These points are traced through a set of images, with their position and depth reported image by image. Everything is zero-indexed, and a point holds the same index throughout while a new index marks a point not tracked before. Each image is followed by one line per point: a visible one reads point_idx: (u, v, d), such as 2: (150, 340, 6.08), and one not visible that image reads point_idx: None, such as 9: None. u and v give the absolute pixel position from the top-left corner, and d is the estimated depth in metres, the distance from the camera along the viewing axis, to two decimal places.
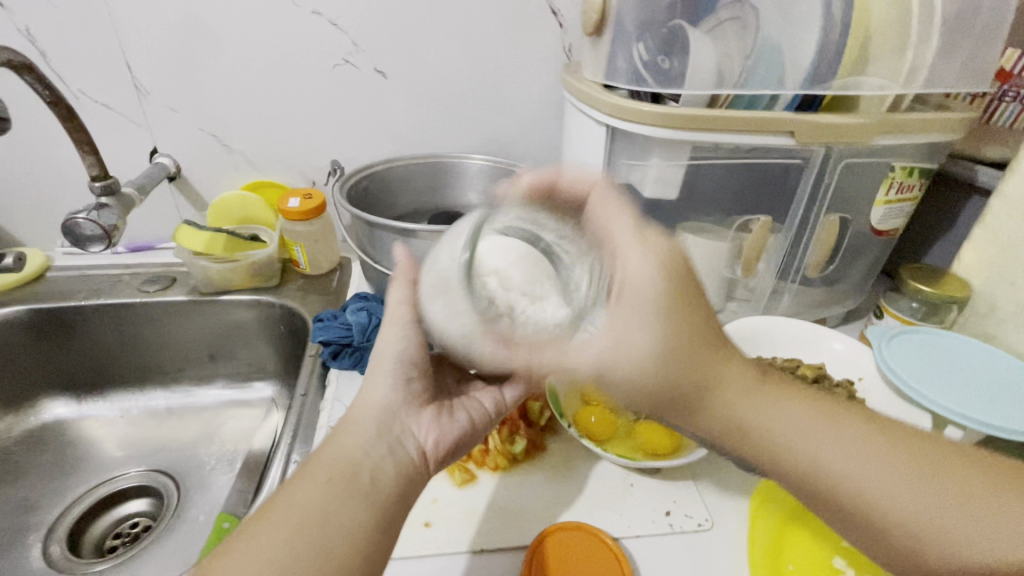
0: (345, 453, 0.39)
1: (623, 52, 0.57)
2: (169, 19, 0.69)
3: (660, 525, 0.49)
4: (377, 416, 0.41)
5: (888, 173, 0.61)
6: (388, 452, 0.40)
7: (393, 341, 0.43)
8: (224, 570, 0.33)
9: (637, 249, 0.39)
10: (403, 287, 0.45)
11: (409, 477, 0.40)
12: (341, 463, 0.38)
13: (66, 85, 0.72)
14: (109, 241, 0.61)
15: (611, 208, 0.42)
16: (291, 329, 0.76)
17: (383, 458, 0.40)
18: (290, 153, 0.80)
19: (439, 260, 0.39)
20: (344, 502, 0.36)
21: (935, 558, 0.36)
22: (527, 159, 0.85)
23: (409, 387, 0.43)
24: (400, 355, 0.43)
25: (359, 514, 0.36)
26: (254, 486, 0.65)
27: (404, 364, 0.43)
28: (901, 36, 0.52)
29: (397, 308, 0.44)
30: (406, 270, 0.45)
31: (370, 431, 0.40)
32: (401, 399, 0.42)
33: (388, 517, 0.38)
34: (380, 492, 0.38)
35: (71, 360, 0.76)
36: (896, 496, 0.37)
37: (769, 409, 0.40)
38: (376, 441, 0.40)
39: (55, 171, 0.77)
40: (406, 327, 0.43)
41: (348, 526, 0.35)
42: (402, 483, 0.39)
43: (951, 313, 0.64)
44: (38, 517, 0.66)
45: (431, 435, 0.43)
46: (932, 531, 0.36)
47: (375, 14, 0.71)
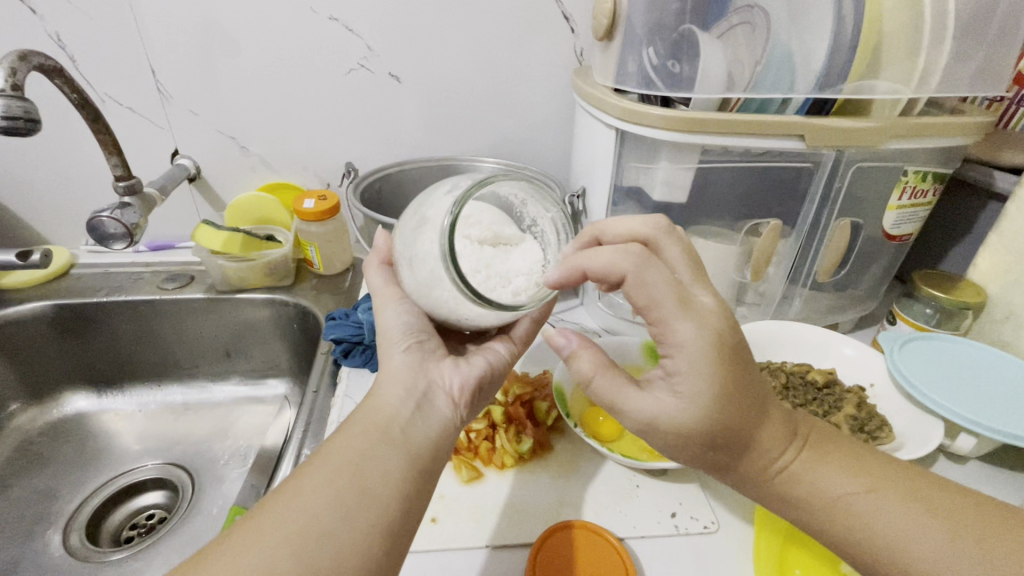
0: (375, 412, 0.39)
1: (633, 56, 0.58)
2: (192, 25, 0.71)
3: (665, 526, 0.49)
4: (403, 372, 0.41)
5: (901, 177, 0.61)
6: (418, 405, 0.40)
7: (395, 312, 0.44)
8: (270, 515, 0.34)
9: (686, 321, 0.35)
10: (380, 270, 0.47)
11: (442, 424, 0.40)
12: (371, 422, 0.38)
13: (93, 89, 0.74)
14: (131, 239, 0.63)
15: (663, 279, 0.36)
16: (304, 328, 0.78)
17: (413, 413, 0.40)
18: (305, 155, 0.82)
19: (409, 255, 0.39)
20: (376, 455, 0.37)
21: None
22: (538, 162, 0.86)
23: (425, 346, 0.43)
24: (405, 326, 0.43)
25: (393, 468, 0.37)
26: (266, 480, 0.66)
27: (413, 330, 0.43)
28: (915, 38, 0.52)
29: (383, 288, 0.46)
30: (383, 255, 0.48)
31: (397, 389, 0.40)
32: (422, 356, 0.42)
33: (422, 466, 0.38)
34: (413, 444, 0.38)
35: (92, 354, 0.79)
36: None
37: (812, 469, 0.38)
38: (406, 397, 0.40)
39: (81, 171, 0.79)
40: (398, 301, 0.45)
41: (382, 477, 0.36)
42: (435, 434, 0.40)
43: (966, 320, 0.63)
44: (58, 506, 0.68)
45: (456, 377, 0.42)
46: None
47: (390, 20, 0.72)
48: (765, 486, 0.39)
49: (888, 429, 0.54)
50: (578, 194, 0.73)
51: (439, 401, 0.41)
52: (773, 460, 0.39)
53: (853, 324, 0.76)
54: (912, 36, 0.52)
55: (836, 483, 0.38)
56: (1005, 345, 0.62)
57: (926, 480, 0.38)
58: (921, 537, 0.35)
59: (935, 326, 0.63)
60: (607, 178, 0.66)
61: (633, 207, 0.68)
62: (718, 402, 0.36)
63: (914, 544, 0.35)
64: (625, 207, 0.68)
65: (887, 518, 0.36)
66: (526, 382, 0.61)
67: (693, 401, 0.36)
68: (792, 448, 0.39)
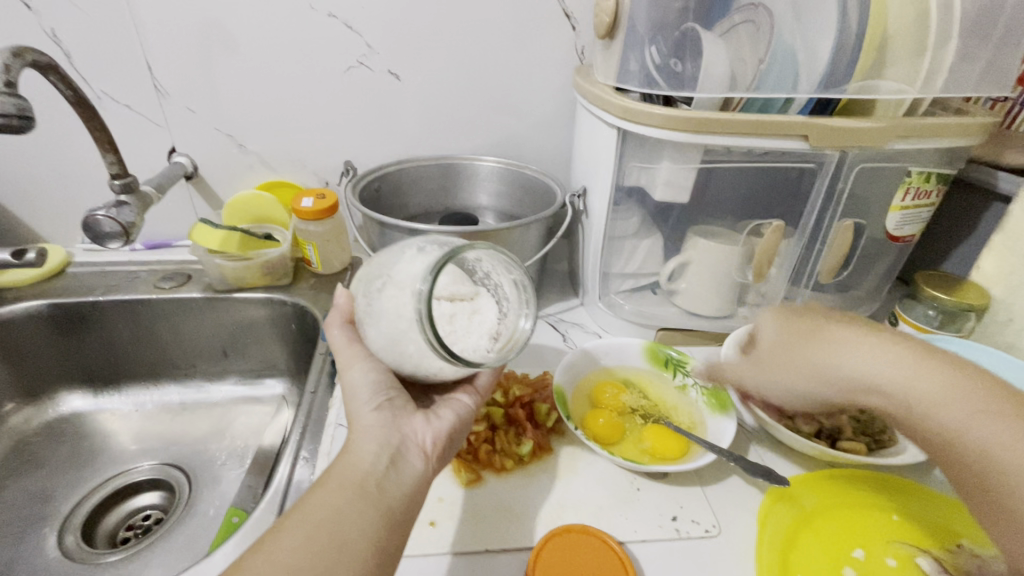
0: (350, 466, 0.39)
1: (635, 55, 0.57)
2: (189, 21, 0.70)
3: (666, 530, 0.48)
4: (375, 431, 0.41)
5: (905, 178, 0.60)
6: (392, 461, 0.40)
7: (359, 373, 0.43)
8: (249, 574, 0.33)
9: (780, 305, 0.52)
10: (341, 327, 0.46)
11: (417, 479, 0.41)
12: (348, 477, 0.39)
13: (89, 86, 0.73)
14: (127, 238, 0.62)
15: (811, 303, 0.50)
16: (301, 328, 0.77)
17: (387, 468, 0.40)
18: (304, 153, 0.81)
19: (374, 307, 0.42)
20: (354, 510, 0.37)
21: None
22: (538, 160, 0.85)
23: (395, 403, 0.43)
24: (373, 382, 0.43)
25: (368, 525, 0.37)
26: (264, 481, 0.66)
27: (382, 388, 0.43)
28: (920, 37, 0.51)
29: (344, 349, 0.45)
30: (343, 313, 0.47)
31: (371, 444, 0.40)
32: (393, 413, 0.42)
33: (397, 520, 0.39)
34: (389, 498, 0.39)
35: (88, 353, 0.78)
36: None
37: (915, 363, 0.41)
38: (380, 454, 0.40)
39: (77, 169, 0.79)
40: (365, 359, 0.44)
41: (359, 530, 0.36)
42: (410, 488, 0.40)
43: (970, 322, 0.63)
44: (53, 508, 0.67)
45: (428, 433, 0.43)
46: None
47: (391, 17, 0.72)
48: (858, 389, 0.40)
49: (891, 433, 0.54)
50: (579, 194, 0.73)
51: (413, 457, 0.42)
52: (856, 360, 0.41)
53: (855, 325, 0.76)
54: (917, 34, 0.51)
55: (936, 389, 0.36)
56: (1009, 347, 0.62)
57: None
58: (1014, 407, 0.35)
59: (937, 328, 0.63)
60: (608, 179, 0.66)
61: (634, 207, 0.68)
62: (817, 326, 0.45)
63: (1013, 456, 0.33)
64: (626, 207, 0.68)
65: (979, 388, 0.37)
66: (525, 384, 0.61)
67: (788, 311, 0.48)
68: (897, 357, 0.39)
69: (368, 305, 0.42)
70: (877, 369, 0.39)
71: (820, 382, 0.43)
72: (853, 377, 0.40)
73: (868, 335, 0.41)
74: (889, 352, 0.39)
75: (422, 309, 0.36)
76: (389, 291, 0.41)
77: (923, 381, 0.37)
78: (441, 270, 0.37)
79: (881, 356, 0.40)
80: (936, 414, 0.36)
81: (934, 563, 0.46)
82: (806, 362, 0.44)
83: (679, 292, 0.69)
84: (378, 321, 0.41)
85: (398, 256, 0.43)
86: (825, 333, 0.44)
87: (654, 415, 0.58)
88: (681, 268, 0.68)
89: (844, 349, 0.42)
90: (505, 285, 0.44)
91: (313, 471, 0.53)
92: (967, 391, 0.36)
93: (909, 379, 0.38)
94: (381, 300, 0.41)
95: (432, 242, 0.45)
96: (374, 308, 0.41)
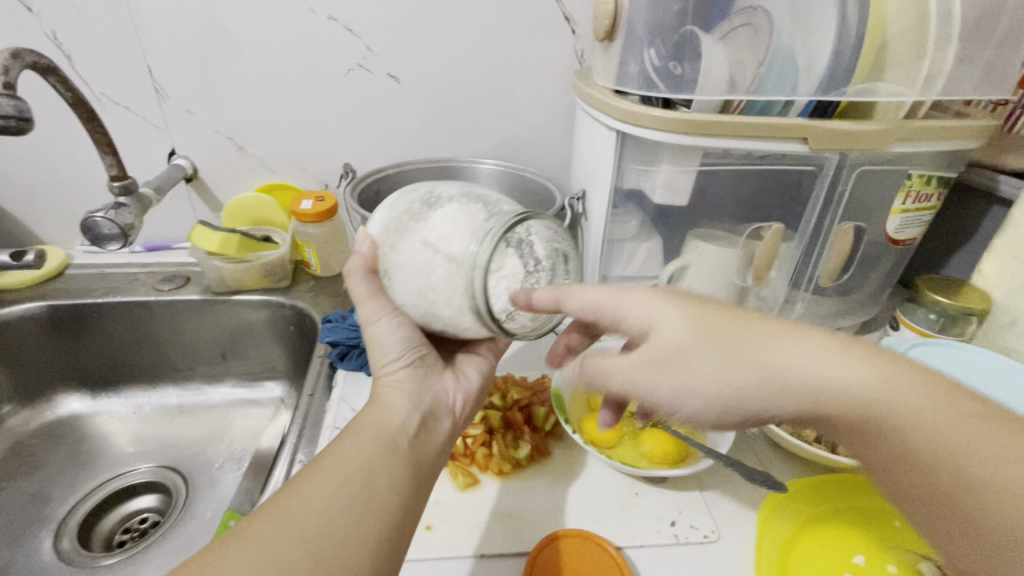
0: (382, 418, 0.40)
1: (634, 58, 0.57)
2: (188, 24, 0.70)
3: (665, 535, 0.48)
4: (408, 389, 0.42)
5: (905, 181, 0.59)
6: (423, 419, 0.41)
7: (388, 327, 0.41)
8: (276, 524, 0.33)
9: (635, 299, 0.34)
10: (361, 278, 0.41)
11: (444, 439, 0.42)
12: (379, 429, 0.39)
13: (90, 88, 0.74)
14: (126, 240, 0.62)
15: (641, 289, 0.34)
16: (300, 329, 0.77)
17: (418, 426, 0.41)
18: (303, 156, 0.82)
19: (395, 263, 0.39)
20: (384, 463, 0.37)
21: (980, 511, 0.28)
22: (538, 163, 0.85)
23: (425, 361, 0.43)
24: (403, 340, 0.42)
25: (399, 478, 0.37)
26: (261, 484, 0.65)
27: (412, 343, 0.42)
28: (919, 41, 0.51)
29: (368, 302, 0.41)
30: (367, 262, 0.41)
31: (404, 402, 0.41)
32: (424, 373, 0.43)
33: (426, 472, 0.39)
34: (419, 453, 0.39)
35: (87, 355, 0.78)
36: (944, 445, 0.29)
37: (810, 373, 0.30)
38: (412, 411, 0.41)
39: (77, 172, 0.79)
40: (392, 314, 0.41)
41: (390, 484, 0.36)
42: (440, 445, 0.42)
43: (971, 325, 0.62)
44: (50, 510, 0.67)
45: (457, 395, 0.45)
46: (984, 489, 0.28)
47: (391, 20, 0.72)
48: (829, 407, 0.30)
49: None
50: (578, 197, 0.73)
51: (443, 416, 0.43)
52: (816, 366, 0.30)
53: (855, 330, 0.75)
54: (916, 37, 0.51)
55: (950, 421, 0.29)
56: (1010, 352, 0.61)
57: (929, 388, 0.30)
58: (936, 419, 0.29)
59: (939, 332, 0.62)
60: (607, 182, 0.65)
61: (633, 210, 0.68)
62: (738, 323, 0.32)
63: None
64: (625, 209, 0.68)
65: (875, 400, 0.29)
66: (524, 387, 0.61)
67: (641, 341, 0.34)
68: (886, 381, 0.30)
69: (391, 256, 0.39)
70: (858, 381, 0.30)
71: (768, 400, 0.30)
72: (829, 393, 0.30)
73: (826, 341, 0.31)
74: (854, 361, 0.30)
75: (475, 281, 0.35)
76: (417, 246, 0.38)
77: (937, 410, 0.29)
78: (501, 237, 0.35)
79: (868, 383, 0.30)
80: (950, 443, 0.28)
81: (935, 567, 0.45)
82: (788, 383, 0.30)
83: None
84: (403, 277, 0.38)
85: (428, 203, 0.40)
86: (769, 328, 0.32)
87: None
88: (680, 271, 0.67)
89: (795, 346, 0.30)
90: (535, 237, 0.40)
91: None
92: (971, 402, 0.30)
93: (901, 390, 0.29)
94: (406, 254, 0.38)
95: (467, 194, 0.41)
96: (399, 260, 0.38)
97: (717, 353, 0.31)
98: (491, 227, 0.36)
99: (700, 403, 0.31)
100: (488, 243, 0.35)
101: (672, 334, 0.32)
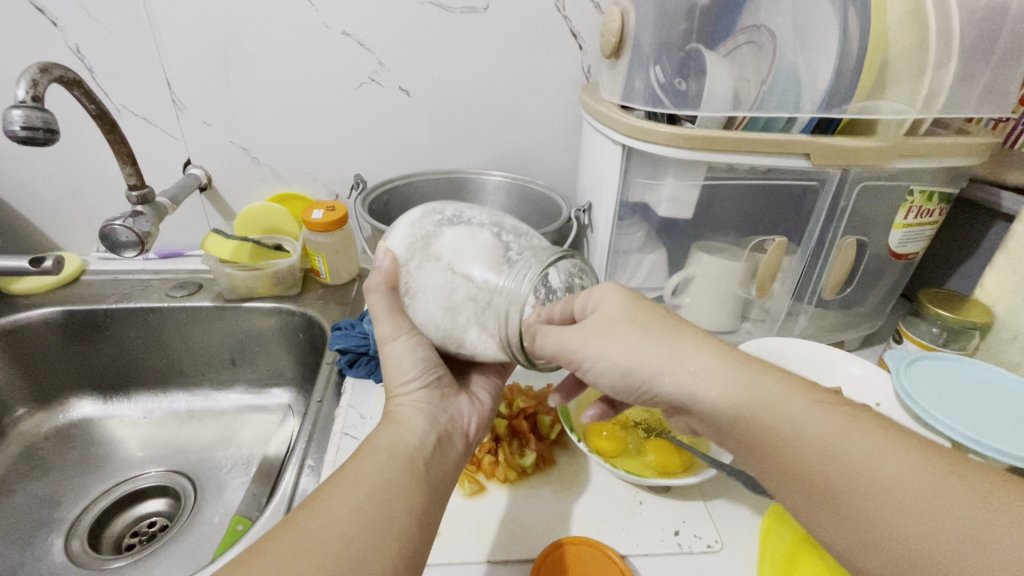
0: (399, 439, 0.40)
1: (640, 74, 0.58)
2: (206, 38, 0.72)
3: (669, 543, 0.49)
4: (424, 408, 0.43)
5: (906, 197, 0.60)
6: (438, 440, 0.42)
7: (407, 346, 0.43)
8: (301, 539, 0.32)
9: (597, 292, 0.40)
10: (383, 295, 0.42)
11: (457, 459, 0.43)
12: (396, 449, 0.39)
13: (110, 99, 0.76)
14: (142, 247, 0.64)
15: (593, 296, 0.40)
16: (310, 337, 0.78)
17: (434, 446, 0.42)
18: (315, 167, 0.83)
19: (421, 284, 0.40)
20: (402, 482, 0.37)
21: (835, 489, 0.32)
22: (544, 175, 0.87)
23: (441, 382, 0.45)
24: (421, 360, 0.43)
25: (416, 497, 0.37)
26: (268, 490, 0.66)
27: (429, 364, 0.44)
28: (920, 60, 0.52)
29: (386, 320, 0.42)
30: (388, 277, 0.41)
31: (421, 422, 0.42)
32: (441, 393, 0.45)
33: (439, 494, 0.40)
34: (434, 473, 0.40)
35: (100, 360, 0.79)
36: (800, 434, 0.33)
37: (690, 364, 0.36)
38: (428, 431, 0.42)
39: (95, 180, 0.81)
40: (411, 334, 0.43)
41: (407, 502, 0.36)
42: (453, 466, 0.42)
43: (973, 340, 0.63)
44: (61, 513, 0.68)
45: (472, 417, 0.47)
46: (832, 468, 0.32)
47: (403, 36, 0.74)
48: (704, 389, 0.35)
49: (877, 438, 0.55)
50: (584, 209, 0.74)
51: (457, 437, 0.44)
52: (697, 363, 0.36)
53: (859, 342, 0.76)
54: (917, 56, 0.52)
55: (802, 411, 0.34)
56: (1013, 366, 0.62)
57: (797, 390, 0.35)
58: (799, 414, 0.33)
59: (942, 346, 0.63)
60: (613, 195, 0.67)
61: (639, 222, 0.69)
62: (659, 317, 0.39)
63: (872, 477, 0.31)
64: (630, 222, 0.69)
65: (740, 389, 0.35)
66: (530, 396, 0.62)
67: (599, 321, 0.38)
68: (754, 375, 0.35)
69: (416, 277, 0.41)
70: (728, 374, 0.35)
71: (657, 373, 0.36)
72: (703, 377, 0.35)
73: (706, 345, 0.37)
74: (730, 360, 0.36)
75: (512, 314, 0.38)
76: (449, 274, 0.40)
77: (793, 402, 0.34)
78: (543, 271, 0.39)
79: (734, 377, 0.35)
80: (800, 434, 0.33)
81: None
82: (673, 359, 0.36)
83: (682, 307, 0.70)
84: (426, 297, 0.40)
85: (459, 228, 0.42)
86: (668, 329, 0.38)
87: (657, 429, 0.58)
88: (684, 283, 0.68)
89: (683, 344, 0.37)
90: (554, 276, 0.41)
91: (317, 481, 0.53)
92: (814, 396, 0.35)
93: (757, 383, 0.35)
94: (437, 280, 0.40)
95: (498, 225, 0.43)
96: (425, 281, 0.40)
97: (633, 332, 0.37)
98: (531, 263, 0.39)
99: (610, 366, 0.37)
100: (528, 276, 0.38)
101: (606, 311, 0.38)
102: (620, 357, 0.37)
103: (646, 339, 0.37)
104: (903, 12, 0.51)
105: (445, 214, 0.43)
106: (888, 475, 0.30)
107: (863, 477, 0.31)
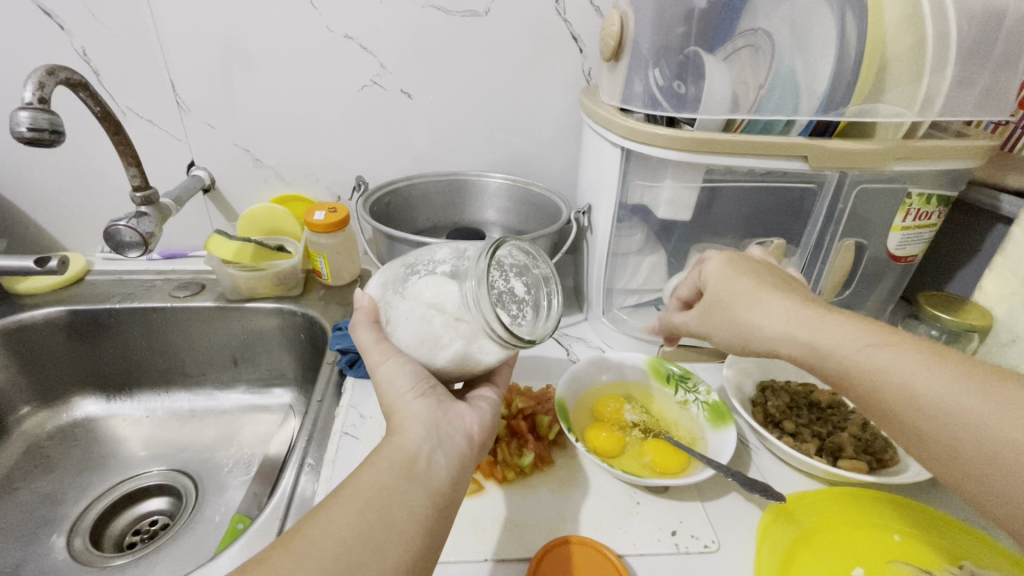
0: (398, 447, 0.37)
1: (640, 78, 0.59)
2: (210, 42, 0.73)
3: (665, 544, 0.49)
4: (424, 416, 0.39)
5: (905, 199, 0.60)
6: (439, 445, 0.39)
7: (397, 366, 0.41)
8: (299, 548, 0.31)
9: (712, 268, 0.50)
10: (368, 329, 0.43)
11: (462, 460, 0.40)
12: (396, 458, 0.37)
13: (115, 101, 0.77)
14: (146, 248, 0.65)
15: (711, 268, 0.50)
16: (311, 337, 0.79)
17: (433, 452, 0.38)
18: (317, 168, 0.84)
19: (396, 318, 0.43)
20: (403, 490, 0.35)
21: (901, 408, 0.36)
22: (545, 176, 0.87)
23: (437, 391, 0.42)
24: (413, 374, 0.41)
25: (418, 504, 0.35)
26: (268, 489, 0.67)
27: (422, 377, 0.42)
28: (917, 64, 0.52)
29: (373, 348, 0.42)
30: (369, 313, 0.44)
31: (419, 429, 0.39)
32: (439, 400, 0.41)
33: (445, 501, 0.37)
34: (435, 480, 0.37)
35: (103, 359, 0.80)
36: (866, 366, 0.37)
37: (763, 325, 0.43)
38: (428, 437, 0.38)
39: (100, 181, 0.82)
40: (399, 353, 0.42)
41: (407, 510, 0.35)
42: (456, 468, 0.39)
43: (971, 343, 0.64)
44: (63, 511, 0.68)
45: (474, 419, 0.43)
46: (896, 388, 0.36)
47: (404, 38, 0.74)
48: (787, 348, 0.42)
49: (893, 450, 0.56)
50: (584, 211, 0.75)
51: (458, 438, 0.40)
52: (776, 325, 0.42)
53: None
54: (914, 59, 0.52)
55: (872, 335, 0.38)
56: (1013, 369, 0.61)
57: (856, 328, 0.39)
58: (857, 350, 0.38)
59: None
60: (612, 196, 0.67)
61: (637, 224, 0.69)
62: (752, 278, 0.47)
63: (950, 397, 0.34)
64: (630, 224, 0.69)
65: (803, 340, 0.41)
66: (529, 397, 0.62)
67: (715, 290, 0.48)
68: (828, 319, 0.40)
69: (391, 315, 0.43)
70: (792, 329, 0.41)
71: (754, 342, 0.44)
72: (783, 336, 0.42)
73: (804, 304, 0.43)
74: (796, 310, 0.42)
75: (480, 300, 0.39)
76: (417, 300, 0.42)
77: (852, 336, 0.39)
78: (491, 259, 0.40)
79: (804, 322, 0.41)
80: (858, 366, 0.38)
81: None
82: (758, 323, 0.44)
83: None
84: (404, 326, 0.42)
85: (422, 269, 0.45)
86: (750, 293, 0.45)
87: (655, 431, 0.59)
88: None
89: (762, 307, 0.44)
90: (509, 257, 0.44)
91: (317, 480, 0.54)
92: (870, 333, 0.39)
93: (816, 332, 0.40)
94: (408, 308, 0.42)
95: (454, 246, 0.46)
96: (400, 314, 0.43)
97: (732, 292, 0.46)
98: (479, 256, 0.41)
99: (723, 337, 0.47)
100: (478, 266, 0.40)
101: (714, 281, 0.49)
102: (722, 336, 0.47)
103: (741, 296, 0.46)
104: (901, 15, 0.51)
105: (407, 262, 0.46)
106: (944, 392, 0.34)
107: (923, 388, 0.35)
